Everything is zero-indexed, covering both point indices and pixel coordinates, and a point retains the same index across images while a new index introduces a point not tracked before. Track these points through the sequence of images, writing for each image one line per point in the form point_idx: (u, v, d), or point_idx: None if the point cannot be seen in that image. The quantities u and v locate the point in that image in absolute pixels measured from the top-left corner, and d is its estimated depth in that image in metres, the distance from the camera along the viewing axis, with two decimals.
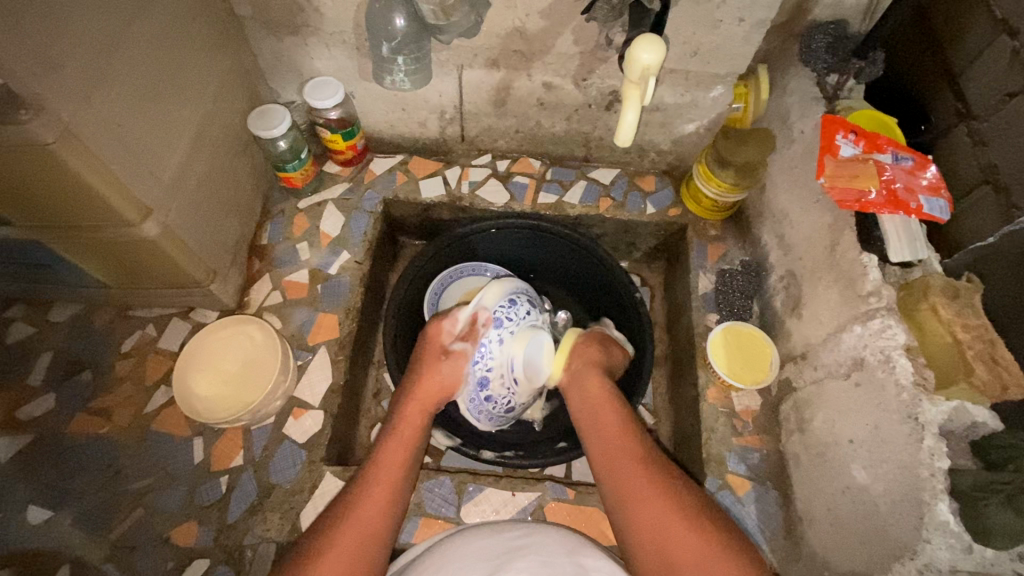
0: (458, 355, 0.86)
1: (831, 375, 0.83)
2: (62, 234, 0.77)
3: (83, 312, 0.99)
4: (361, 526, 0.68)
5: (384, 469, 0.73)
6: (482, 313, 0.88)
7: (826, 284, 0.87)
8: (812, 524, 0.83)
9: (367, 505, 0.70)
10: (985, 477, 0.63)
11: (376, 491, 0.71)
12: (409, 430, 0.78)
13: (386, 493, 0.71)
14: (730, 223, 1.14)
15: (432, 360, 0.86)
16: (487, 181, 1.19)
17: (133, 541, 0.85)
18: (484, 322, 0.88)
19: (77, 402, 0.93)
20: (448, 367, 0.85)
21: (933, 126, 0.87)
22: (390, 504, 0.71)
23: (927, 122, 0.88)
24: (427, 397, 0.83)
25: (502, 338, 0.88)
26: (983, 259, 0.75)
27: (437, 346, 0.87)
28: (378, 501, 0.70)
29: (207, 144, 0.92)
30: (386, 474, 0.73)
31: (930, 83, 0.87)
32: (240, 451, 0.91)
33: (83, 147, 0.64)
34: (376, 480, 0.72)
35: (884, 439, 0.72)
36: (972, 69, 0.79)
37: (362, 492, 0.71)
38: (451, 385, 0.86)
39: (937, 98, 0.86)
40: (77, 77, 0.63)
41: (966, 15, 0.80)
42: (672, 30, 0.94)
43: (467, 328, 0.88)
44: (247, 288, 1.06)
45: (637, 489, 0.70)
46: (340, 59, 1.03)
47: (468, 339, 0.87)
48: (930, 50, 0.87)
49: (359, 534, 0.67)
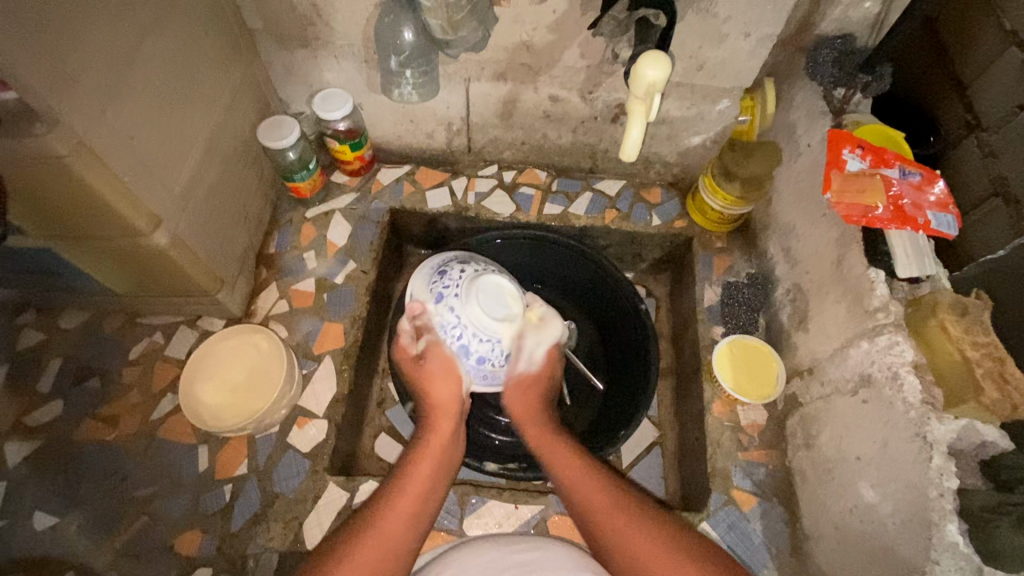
0: (429, 352, 0.82)
1: (838, 391, 0.83)
2: (75, 243, 0.78)
3: (93, 320, 1.00)
4: (385, 541, 0.69)
5: (409, 486, 0.75)
6: (417, 304, 0.83)
7: (832, 299, 0.87)
8: (819, 541, 0.82)
9: (391, 519, 0.71)
10: (995, 499, 0.62)
11: (400, 504, 0.73)
12: (435, 446, 0.80)
13: (411, 505, 0.73)
14: (735, 235, 1.14)
15: (415, 373, 0.84)
16: (493, 192, 1.20)
17: (137, 549, 0.85)
18: (425, 311, 0.82)
19: (86, 409, 0.94)
20: (431, 364, 0.82)
21: (942, 138, 0.86)
22: (417, 516, 0.73)
23: (936, 134, 0.88)
24: (446, 405, 0.83)
25: (458, 291, 0.79)
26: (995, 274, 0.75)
27: (410, 358, 0.85)
28: (404, 514, 0.72)
29: (218, 154, 0.93)
30: (411, 488, 0.74)
31: (938, 95, 0.87)
32: (245, 459, 0.92)
33: (94, 158, 0.65)
34: (401, 493, 0.74)
35: (892, 457, 0.71)
36: (983, 80, 0.79)
37: (395, 497, 0.73)
38: (451, 372, 0.81)
39: (946, 111, 0.86)
40: (90, 93, 0.64)
41: (973, 26, 0.81)
42: (678, 44, 0.94)
43: (414, 327, 0.83)
44: (254, 296, 1.07)
45: (601, 509, 0.74)
46: (348, 72, 1.05)
47: (426, 333, 0.82)
48: (936, 63, 0.88)
49: (382, 550, 0.68)
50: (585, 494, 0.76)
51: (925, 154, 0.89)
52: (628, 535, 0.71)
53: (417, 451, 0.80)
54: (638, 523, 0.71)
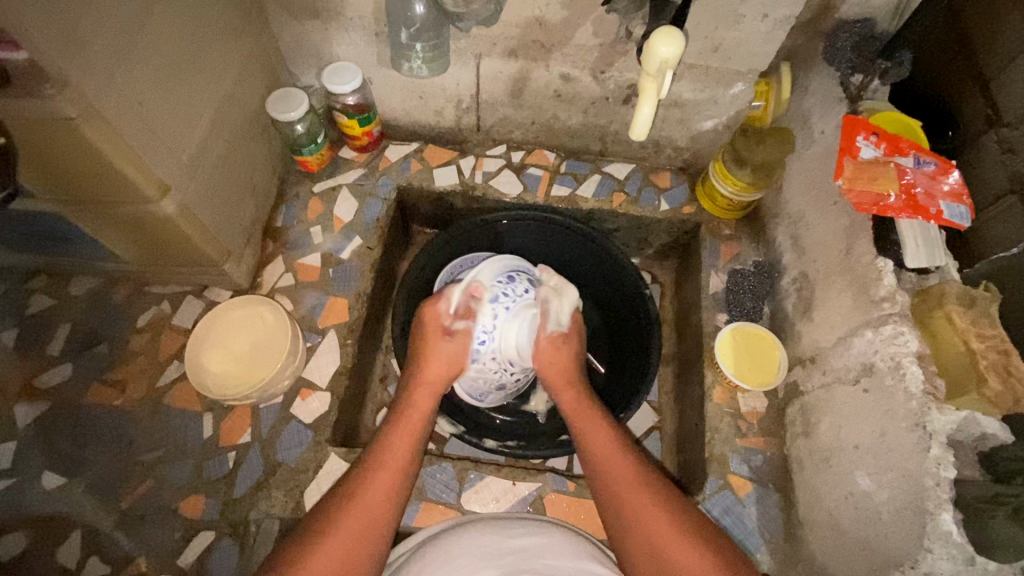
0: (461, 334, 0.87)
1: (839, 380, 0.82)
2: (84, 209, 0.78)
3: (102, 287, 1.01)
4: (364, 512, 0.71)
5: (388, 460, 0.75)
6: (475, 288, 0.87)
7: (839, 288, 0.86)
8: (813, 528, 0.82)
9: (374, 490, 0.72)
10: (990, 490, 0.62)
11: (383, 476, 0.74)
12: (417, 417, 0.81)
13: (392, 477, 0.74)
14: (743, 223, 1.14)
15: (435, 343, 0.87)
16: (501, 172, 1.19)
17: (141, 511, 0.87)
18: (478, 299, 0.87)
19: (95, 374, 0.95)
20: (453, 345, 0.87)
21: (960, 132, 0.84)
22: (397, 488, 0.74)
23: (955, 128, 0.85)
24: (436, 377, 0.85)
25: (511, 306, 0.88)
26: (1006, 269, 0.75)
27: (437, 327, 0.87)
28: (386, 486, 0.73)
29: (227, 125, 0.93)
30: (393, 460, 0.75)
31: (958, 88, 0.84)
32: (248, 428, 0.93)
33: (103, 122, 0.65)
34: (383, 464, 0.75)
35: (890, 446, 0.71)
36: (1006, 74, 0.76)
37: (377, 470, 0.74)
38: (458, 362, 0.88)
39: (965, 104, 0.84)
40: (100, 56, 0.64)
41: (1000, 19, 0.77)
42: (694, 24, 0.93)
43: (464, 305, 0.87)
44: (261, 269, 1.07)
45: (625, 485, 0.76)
46: (359, 45, 1.04)
47: (467, 317, 0.87)
48: (957, 54, 0.84)
49: (365, 518, 0.70)
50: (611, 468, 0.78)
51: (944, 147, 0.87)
52: (646, 511, 0.73)
53: (398, 424, 0.80)
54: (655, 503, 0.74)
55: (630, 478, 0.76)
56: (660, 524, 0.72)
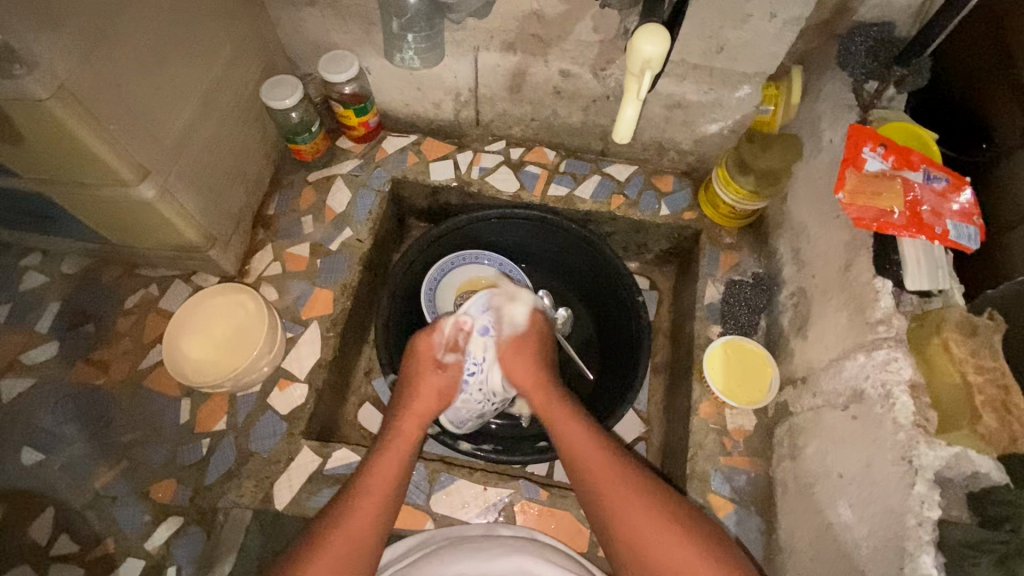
0: (453, 366, 0.88)
1: (829, 404, 0.78)
2: (64, 189, 0.78)
3: (92, 267, 1.02)
4: (351, 538, 0.70)
5: (375, 482, 0.75)
6: (464, 320, 0.89)
7: (835, 306, 0.81)
8: (791, 556, 0.79)
9: (359, 516, 0.72)
10: (979, 536, 0.58)
11: (367, 501, 0.73)
12: (406, 439, 0.81)
13: (378, 503, 0.73)
14: (745, 232, 1.09)
15: (425, 371, 0.87)
16: (498, 168, 1.17)
17: (114, 492, 0.88)
18: (467, 333, 0.88)
19: (78, 352, 0.96)
20: (444, 374, 0.87)
21: (995, 144, 0.79)
22: (383, 513, 0.73)
23: (989, 141, 0.80)
24: (424, 406, 0.85)
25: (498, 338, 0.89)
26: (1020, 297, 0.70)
27: (428, 358, 0.87)
28: (370, 512, 0.72)
29: (216, 110, 0.92)
30: (378, 485, 0.74)
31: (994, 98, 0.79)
32: (224, 415, 0.92)
33: (78, 105, 0.65)
34: (370, 487, 0.74)
35: (875, 478, 0.67)
36: None
37: (361, 496, 0.74)
38: (448, 393, 0.87)
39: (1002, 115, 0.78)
40: (75, 35, 0.63)
41: None
42: (697, 22, 0.88)
43: (453, 336, 0.88)
44: (249, 256, 1.07)
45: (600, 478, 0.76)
46: (355, 33, 1.02)
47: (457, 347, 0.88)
48: (997, 65, 0.78)
49: (350, 544, 0.70)
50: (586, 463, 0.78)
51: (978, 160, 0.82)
52: (635, 523, 0.71)
53: (384, 447, 0.79)
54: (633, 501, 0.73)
55: (606, 476, 0.75)
56: (640, 522, 0.71)
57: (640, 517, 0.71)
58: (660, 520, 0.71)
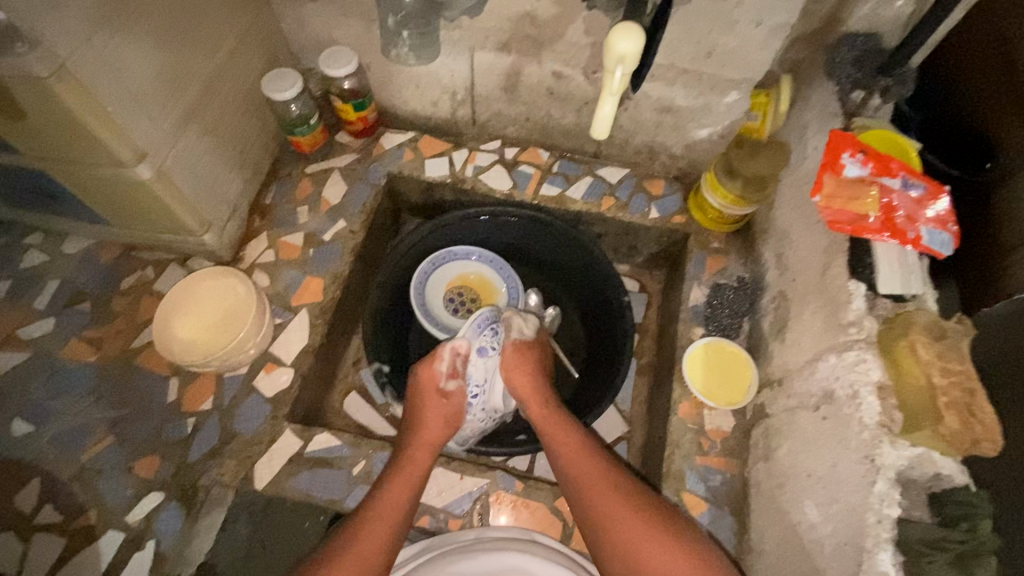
0: (456, 394, 0.89)
1: (801, 405, 0.79)
2: (66, 167, 0.81)
3: (92, 248, 1.05)
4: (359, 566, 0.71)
5: (382, 512, 0.76)
6: (461, 346, 0.90)
7: (811, 309, 0.82)
8: (760, 555, 0.79)
9: (369, 542, 0.73)
10: (936, 533, 0.60)
11: (377, 528, 0.74)
12: (414, 469, 0.82)
13: (388, 530, 0.75)
14: (733, 237, 1.10)
15: (430, 401, 0.88)
16: (492, 167, 1.19)
17: (99, 466, 0.90)
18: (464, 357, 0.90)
19: (73, 329, 0.99)
20: (450, 403, 0.89)
21: (999, 164, 0.79)
22: (391, 540, 0.75)
23: (994, 159, 0.79)
24: (432, 435, 0.86)
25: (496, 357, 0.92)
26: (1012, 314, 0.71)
27: (432, 386, 0.89)
28: (379, 539, 0.74)
29: (217, 98, 0.95)
30: (386, 513, 0.76)
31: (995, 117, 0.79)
32: (210, 396, 0.94)
33: (77, 84, 0.67)
34: (379, 515, 0.76)
35: (839, 477, 0.67)
36: None
37: (370, 523, 0.75)
38: (455, 420, 0.89)
39: (1002, 132, 0.78)
40: (79, 17, 0.66)
41: None
42: (685, 28, 0.90)
43: (451, 366, 0.89)
44: (244, 243, 1.09)
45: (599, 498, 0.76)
46: (356, 30, 1.05)
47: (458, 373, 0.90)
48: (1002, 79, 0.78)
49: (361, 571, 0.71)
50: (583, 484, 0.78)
51: (982, 179, 0.81)
52: (639, 542, 0.71)
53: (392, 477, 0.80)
54: (634, 520, 0.73)
55: (604, 494, 0.76)
56: (640, 538, 0.71)
57: (643, 536, 0.71)
58: (660, 539, 0.71)
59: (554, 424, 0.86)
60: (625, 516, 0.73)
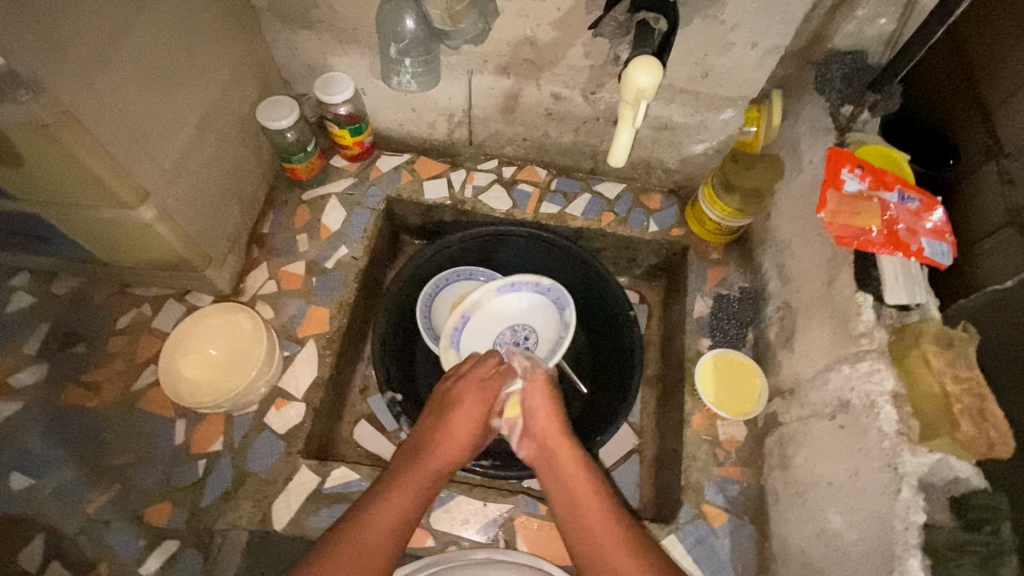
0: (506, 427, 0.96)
1: (816, 414, 0.81)
2: (63, 210, 0.78)
3: (84, 286, 1.01)
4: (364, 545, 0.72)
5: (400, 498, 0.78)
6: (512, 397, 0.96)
7: (819, 320, 0.85)
8: (785, 563, 0.81)
9: (375, 527, 0.74)
10: (960, 537, 0.63)
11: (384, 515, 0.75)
12: (430, 464, 0.83)
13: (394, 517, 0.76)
14: (732, 247, 1.13)
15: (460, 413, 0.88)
16: (491, 187, 1.19)
17: (107, 516, 0.87)
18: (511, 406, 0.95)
19: (70, 374, 0.95)
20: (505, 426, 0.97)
21: (961, 162, 0.85)
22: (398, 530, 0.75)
23: (955, 158, 0.85)
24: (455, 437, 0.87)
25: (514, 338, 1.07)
26: (1013, 302, 0.74)
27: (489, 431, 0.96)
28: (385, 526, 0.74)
29: (214, 131, 0.93)
30: (397, 504, 0.77)
31: (964, 121, 0.84)
32: (220, 436, 0.92)
33: (80, 129, 0.65)
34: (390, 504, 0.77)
35: (862, 486, 0.70)
36: (1006, 106, 0.77)
37: (379, 512, 0.75)
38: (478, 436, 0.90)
39: (964, 133, 0.84)
40: (80, 60, 0.64)
41: (1006, 45, 0.77)
42: (683, 50, 0.93)
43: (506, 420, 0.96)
44: (244, 276, 1.07)
45: (600, 537, 0.77)
46: (352, 57, 1.04)
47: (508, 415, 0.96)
48: (963, 82, 0.84)
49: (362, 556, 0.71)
50: (586, 519, 0.79)
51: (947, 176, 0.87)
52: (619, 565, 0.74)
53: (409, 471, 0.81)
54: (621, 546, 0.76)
55: (600, 524, 0.78)
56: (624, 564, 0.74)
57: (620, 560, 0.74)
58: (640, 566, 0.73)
59: (569, 451, 0.86)
60: (613, 543, 0.76)
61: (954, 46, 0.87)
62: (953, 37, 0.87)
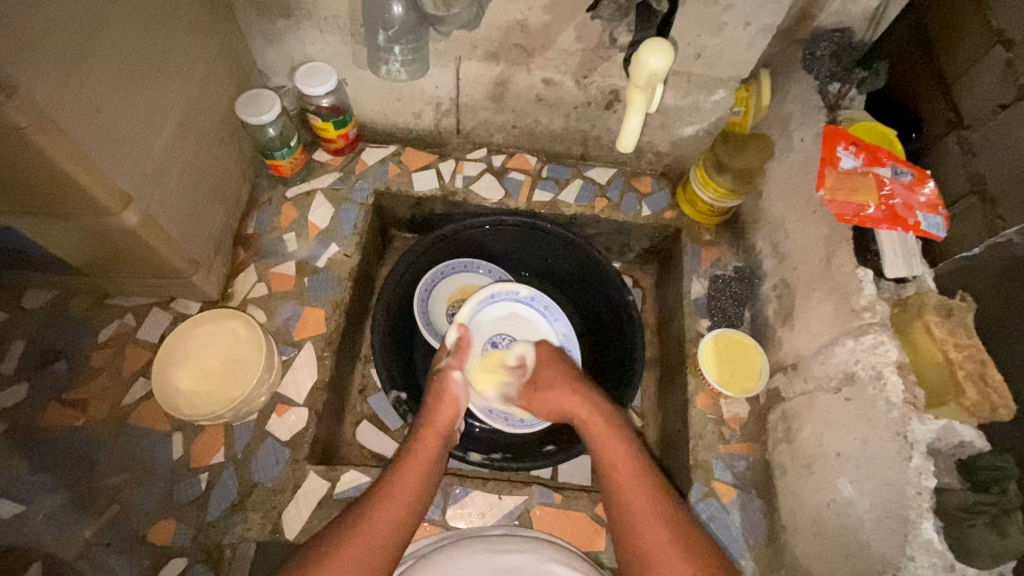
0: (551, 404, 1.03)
1: (821, 388, 0.83)
2: (39, 219, 0.73)
3: (59, 299, 0.94)
4: (371, 534, 0.71)
5: (402, 486, 0.77)
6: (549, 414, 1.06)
7: (819, 296, 0.87)
8: (796, 533, 0.83)
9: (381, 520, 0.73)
10: (970, 498, 0.65)
11: (389, 506, 0.75)
12: (427, 453, 0.82)
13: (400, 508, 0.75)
14: (723, 228, 1.14)
15: (444, 404, 0.87)
16: (482, 176, 1.17)
17: (107, 539, 0.83)
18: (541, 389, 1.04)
19: (52, 394, 0.89)
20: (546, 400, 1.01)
21: (923, 135, 0.88)
22: (403, 520, 0.74)
23: (918, 130, 0.89)
24: (441, 420, 0.86)
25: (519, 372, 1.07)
26: (970, 271, 0.75)
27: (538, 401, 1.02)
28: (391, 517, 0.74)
29: (194, 129, 0.88)
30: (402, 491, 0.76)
31: (924, 94, 0.89)
32: (221, 447, 0.89)
33: (57, 131, 0.61)
34: (394, 495, 0.76)
35: (872, 455, 0.72)
36: (962, 81, 0.81)
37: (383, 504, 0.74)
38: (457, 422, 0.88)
39: (924, 107, 0.89)
40: (53, 57, 0.59)
41: (964, 21, 0.82)
42: (677, 31, 0.92)
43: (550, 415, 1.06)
44: (231, 280, 1.02)
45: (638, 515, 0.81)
46: (332, 45, 1.00)
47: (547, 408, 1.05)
48: (925, 56, 0.89)
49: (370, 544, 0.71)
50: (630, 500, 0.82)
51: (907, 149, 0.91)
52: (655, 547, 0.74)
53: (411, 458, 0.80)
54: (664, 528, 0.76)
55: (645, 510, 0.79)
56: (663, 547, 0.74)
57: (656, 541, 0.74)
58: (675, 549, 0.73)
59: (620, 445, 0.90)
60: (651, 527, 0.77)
61: (917, 25, 0.91)
62: (915, 16, 0.91)
